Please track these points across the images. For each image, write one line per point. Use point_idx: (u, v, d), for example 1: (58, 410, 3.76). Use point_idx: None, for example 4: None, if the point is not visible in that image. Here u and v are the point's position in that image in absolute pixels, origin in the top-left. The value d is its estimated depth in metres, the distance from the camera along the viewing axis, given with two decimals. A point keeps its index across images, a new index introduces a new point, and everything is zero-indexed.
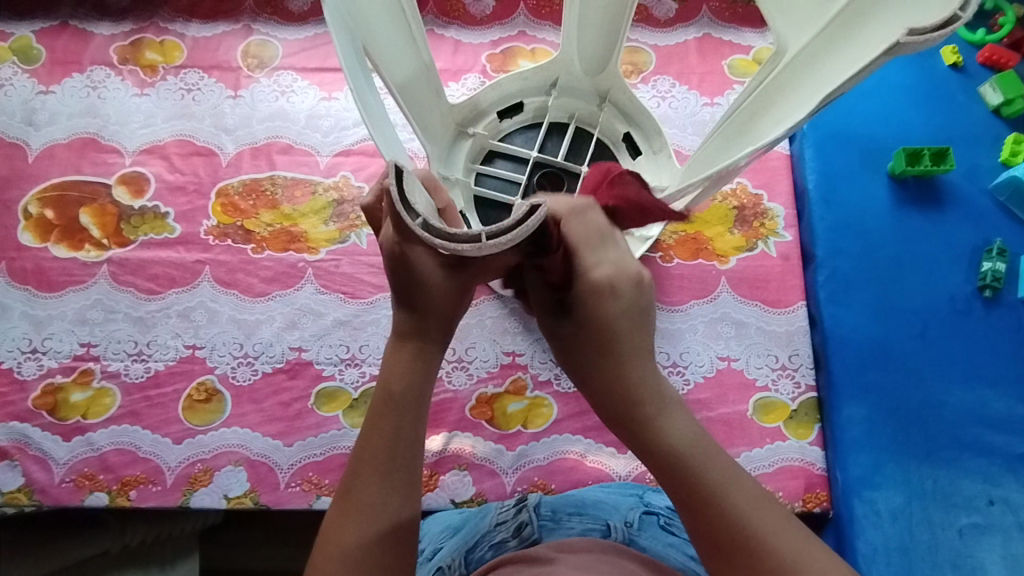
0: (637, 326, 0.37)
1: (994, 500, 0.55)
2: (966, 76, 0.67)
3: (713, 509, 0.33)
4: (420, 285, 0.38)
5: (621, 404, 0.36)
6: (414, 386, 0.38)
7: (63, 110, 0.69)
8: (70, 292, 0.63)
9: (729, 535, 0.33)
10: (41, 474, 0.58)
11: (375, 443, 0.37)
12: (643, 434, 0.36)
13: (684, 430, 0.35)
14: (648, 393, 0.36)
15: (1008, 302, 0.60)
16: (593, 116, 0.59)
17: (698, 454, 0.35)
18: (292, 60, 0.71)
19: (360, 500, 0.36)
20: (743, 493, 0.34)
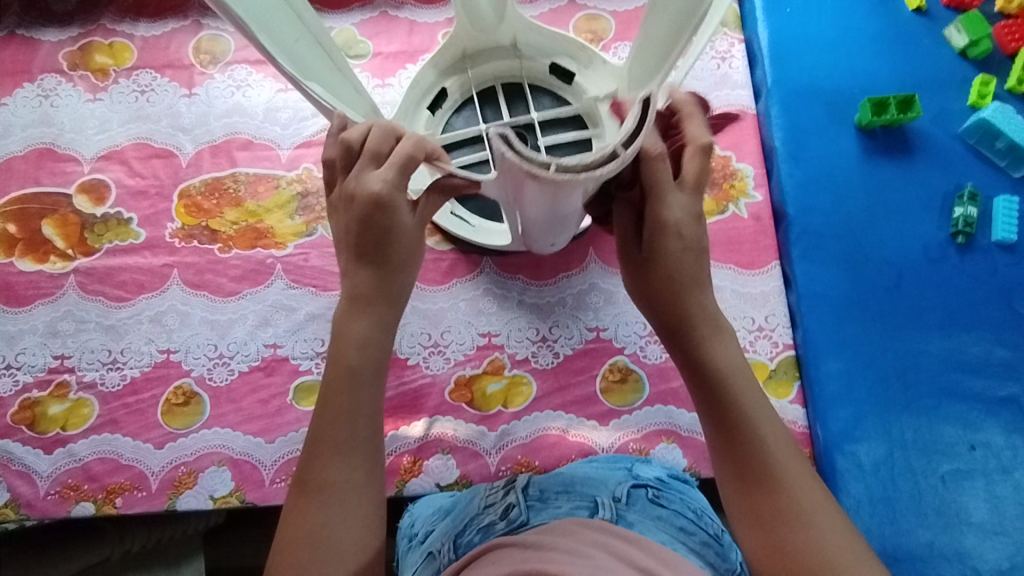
0: (698, 261, 0.44)
1: (975, 445, 0.55)
2: (931, 20, 0.66)
3: (749, 427, 0.40)
4: (367, 237, 0.43)
5: (674, 312, 0.44)
6: (371, 358, 0.43)
7: (18, 121, 0.68)
8: (39, 305, 0.63)
9: (755, 454, 0.40)
10: (27, 488, 0.58)
11: (332, 417, 0.41)
12: (698, 347, 0.43)
13: (732, 355, 0.43)
14: (722, 347, 0.43)
15: (982, 246, 0.60)
16: (517, 71, 0.57)
17: (741, 381, 0.42)
18: (246, 52, 0.69)
19: (324, 479, 0.40)
20: (776, 436, 0.40)
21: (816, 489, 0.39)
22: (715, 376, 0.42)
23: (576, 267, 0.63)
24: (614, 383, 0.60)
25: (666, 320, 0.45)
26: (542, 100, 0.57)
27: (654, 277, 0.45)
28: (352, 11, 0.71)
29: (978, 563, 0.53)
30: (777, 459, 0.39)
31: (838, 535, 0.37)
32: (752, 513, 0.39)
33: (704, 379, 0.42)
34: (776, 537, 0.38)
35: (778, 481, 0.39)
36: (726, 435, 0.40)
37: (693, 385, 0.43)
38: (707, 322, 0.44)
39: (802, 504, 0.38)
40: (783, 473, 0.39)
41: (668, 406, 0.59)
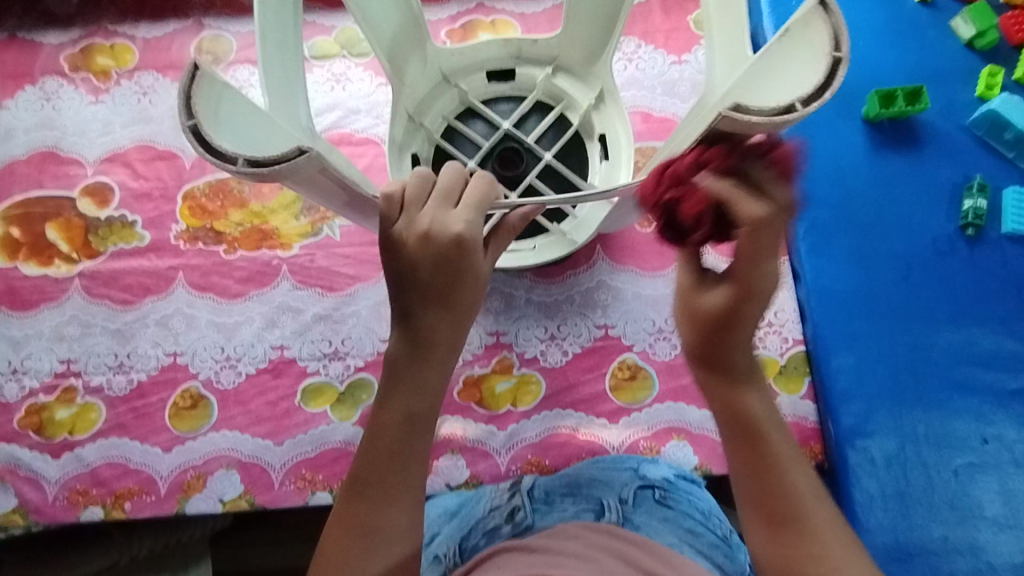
0: (756, 302, 0.39)
1: (987, 438, 0.55)
2: (937, 11, 0.65)
3: (776, 482, 0.39)
4: (426, 273, 0.41)
5: (714, 354, 0.41)
6: (416, 406, 0.42)
7: (20, 125, 0.68)
8: (44, 309, 0.62)
9: (789, 507, 0.39)
10: (35, 493, 0.58)
11: (376, 459, 0.41)
12: (729, 392, 0.42)
13: (762, 399, 0.42)
14: (755, 399, 0.41)
15: (991, 238, 0.59)
16: (463, 97, 0.58)
17: (772, 428, 0.41)
18: (248, 52, 0.69)
19: (371, 524, 0.40)
20: (806, 488, 0.39)
21: (844, 541, 0.38)
22: (748, 421, 0.41)
23: (584, 265, 0.62)
24: (624, 380, 0.59)
25: (711, 370, 0.42)
26: (499, 107, 0.59)
27: (695, 316, 0.41)
28: None
29: (992, 558, 0.52)
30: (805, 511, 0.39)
31: None
32: (780, 569, 0.38)
33: (740, 424, 0.41)
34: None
35: (806, 531, 0.38)
36: (752, 484, 0.40)
37: (727, 432, 0.42)
38: (747, 372, 0.42)
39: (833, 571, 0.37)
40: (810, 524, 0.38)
41: (678, 403, 0.59)
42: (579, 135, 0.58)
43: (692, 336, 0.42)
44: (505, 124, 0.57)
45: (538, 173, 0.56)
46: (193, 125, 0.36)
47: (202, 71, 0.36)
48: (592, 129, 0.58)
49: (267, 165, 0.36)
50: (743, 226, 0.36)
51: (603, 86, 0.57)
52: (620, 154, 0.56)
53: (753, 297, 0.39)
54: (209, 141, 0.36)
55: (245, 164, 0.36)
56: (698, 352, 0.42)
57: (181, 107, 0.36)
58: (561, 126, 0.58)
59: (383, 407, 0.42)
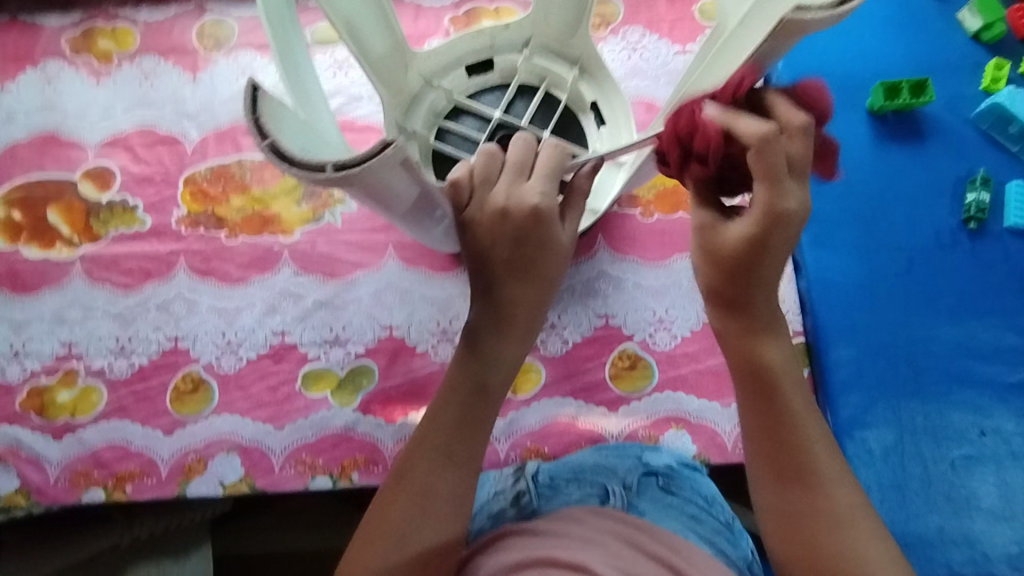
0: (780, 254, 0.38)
1: (985, 431, 0.55)
2: (944, 3, 0.65)
3: (789, 427, 0.40)
4: (503, 249, 0.43)
5: (735, 296, 0.40)
6: (478, 379, 0.43)
7: (21, 107, 0.67)
8: (46, 292, 0.63)
9: (794, 451, 0.39)
10: (36, 475, 0.58)
11: (439, 431, 0.43)
12: (748, 339, 0.41)
13: (782, 348, 0.41)
14: (773, 350, 0.41)
15: (993, 232, 0.59)
16: (449, 96, 0.58)
17: (787, 381, 0.40)
18: (249, 37, 0.69)
19: (427, 492, 0.41)
20: (816, 436, 0.40)
21: (853, 496, 0.39)
22: (763, 366, 0.40)
23: (585, 254, 0.62)
24: (623, 369, 0.60)
25: (728, 311, 0.41)
26: (484, 99, 0.59)
27: (712, 252, 0.39)
28: None
29: (987, 548, 0.53)
30: (816, 457, 0.39)
31: (871, 550, 0.38)
32: (779, 515, 0.40)
33: (752, 367, 0.41)
34: (807, 539, 0.39)
35: (814, 480, 0.39)
36: (767, 434, 0.40)
37: (744, 381, 0.41)
38: (768, 322, 0.41)
39: (836, 520, 0.38)
40: (819, 476, 0.39)
41: (676, 392, 0.59)
42: (570, 111, 0.59)
43: (712, 277, 0.40)
44: (494, 114, 0.56)
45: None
46: (269, 143, 0.35)
47: (262, 88, 0.35)
48: (582, 103, 0.58)
49: (353, 165, 0.35)
50: (749, 146, 0.35)
51: (583, 57, 0.57)
52: (615, 127, 0.57)
53: (785, 220, 0.36)
54: (290, 156, 0.35)
55: (334, 168, 0.35)
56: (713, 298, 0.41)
57: (253, 129, 0.35)
58: (549, 108, 0.59)
59: (455, 378, 0.44)
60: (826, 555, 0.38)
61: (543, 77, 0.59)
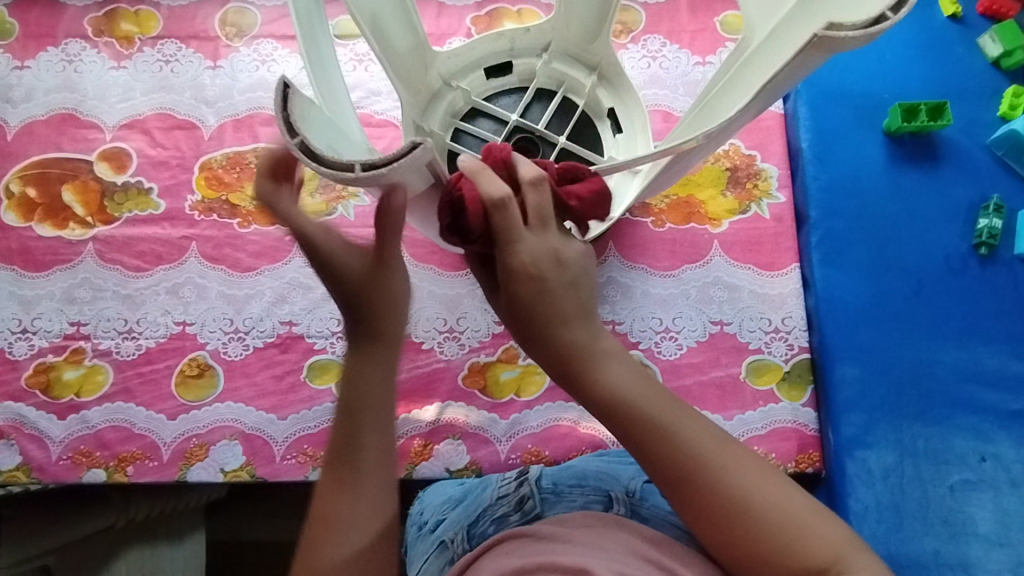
0: (571, 288, 0.41)
1: (986, 456, 0.56)
2: (965, 27, 0.65)
3: (664, 446, 0.38)
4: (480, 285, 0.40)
5: (555, 339, 0.41)
6: (368, 370, 0.42)
7: (41, 85, 0.67)
8: (57, 271, 0.63)
9: (678, 469, 0.38)
10: (39, 452, 0.59)
11: (341, 449, 0.41)
12: (588, 377, 0.40)
13: (622, 372, 0.41)
14: (613, 369, 0.41)
15: (1004, 258, 0.60)
16: (466, 97, 0.58)
17: (640, 399, 0.40)
18: (272, 27, 0.69)
19: (336, 517, 0.40)
20: (688, 435, 0.39)
21: (744, 474, 0.38)
22: (608, 395, 0.40)
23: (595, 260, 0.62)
24: None
25: (558, 358, 0.41)
26: (501, 102, 0.59)
27: (520, 308, 0.41)
28: None
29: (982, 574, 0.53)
30: (701, 456, 0.38)
31: (783, 510, 0.37)
32: (706, 520, 0.38)
33: (608, 403, 0.40)
34: (729, 534, 0.37)
35: (696, 481, 0.38)
36: (642, 459, 0.39)
37: (607, 422, 0.41)
38: (588, 349, 0.41)
39: (741, 499, 0.37)
40: (707, 466, 0.38)
41: None
42: (587, 117, 0.59)
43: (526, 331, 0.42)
44: (512, 118, 0.57)
45: (556, 159, 0.56)
46: (299, 142, 0.34)
47: (291, 88, 0.35)
48: (598, 110, 0.59)
49: (384, 164, 0.34)
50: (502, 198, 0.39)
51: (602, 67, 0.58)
52: (630, 136, 0.57)
53: (563, 260, 0.41)
54: (319, 155, 0.34)
55: (363, 169, 0.34)
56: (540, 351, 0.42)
57: (283, 129, 0.34)
58: (566, 113, 0.59)
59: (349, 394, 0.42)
60: (750, 542, 0.37)
61: (562, 82, 0.59)
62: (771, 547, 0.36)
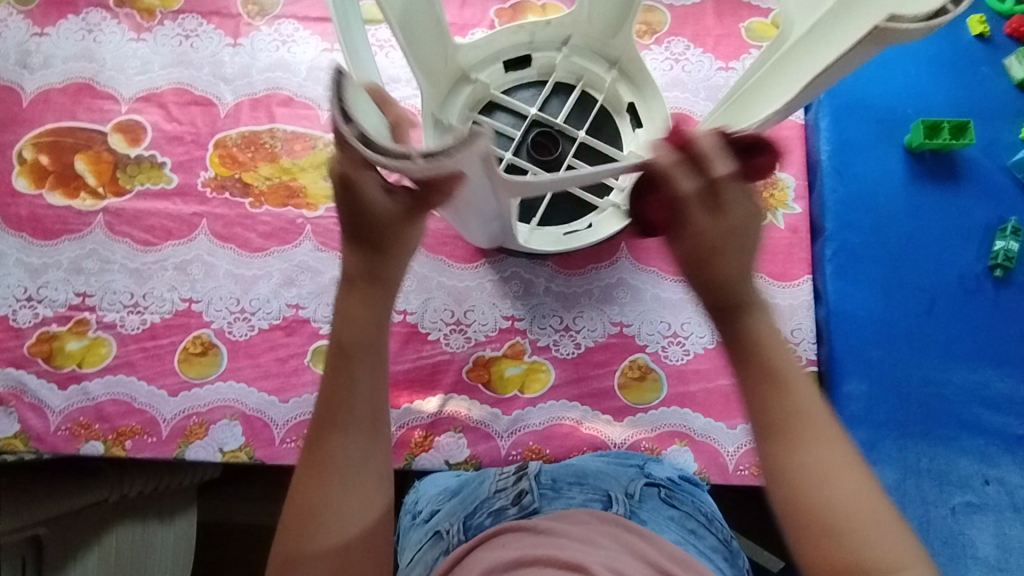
0: (738, 245, 0.40)
1: (989, 480, 0.55)
2: (992, 47, 0.64)
3: (787, 403, 0.37)
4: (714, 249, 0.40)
5: (720, 289, 0.40)
6: (358, 343, 0.41)
7: (59, 53, 0.67)
8: (66, 241, 0.62)
9: (784, 420, 0.37)
10: (38, 421, 0.58)
11: (324, 426, 0.40)
12: (733, 318, 0.39)
13: (765, 323, 0.39)
14: (755, 323, 0.39)
15: (1018, 282, 0.59)
16: (485, 91, 0.57)
17: (782, 356, 0.38)
18: (294, 7, 0.68)
19: (318, 498, 0.39)
20: (811, 403, 0.38)
21: (841, 456, 0.36)
22: (748, 341, 0.39)
23: (606, 260, 0.62)
24: (633, 379, 0.59)
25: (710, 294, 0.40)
26: (520, 96, 0.59)
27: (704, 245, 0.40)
28: None
29: None
30: (807, 427, 0.37)
31: (860, 503, 0.35)
32: (786, 480, 0.36)
33: (743, 344, 0.39)
34: (809, 507, 0.35)
35: (797, 441, 0.36)
36: (756, 404, 0.38)
37: (737, 362, 0.39)
38: (746, 295, 0.39)
39: (822, 477, 0.36)
40: (803, 438, 0.37)
41: (683, 408, 0.58)
42: (607, 111, 0.59)
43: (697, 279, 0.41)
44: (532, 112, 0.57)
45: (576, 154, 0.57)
46: (355, 130, 0.35)
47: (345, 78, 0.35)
48: (619, 104, 0.58)
49: (444, 153, 0.34)
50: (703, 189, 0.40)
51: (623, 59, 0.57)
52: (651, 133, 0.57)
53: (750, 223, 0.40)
54: (376, 144, 0.35)
55: (419, 158, 0.34)
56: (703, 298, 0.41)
57: (339, 118, 0.35)
58: (585, 110, 0.59)
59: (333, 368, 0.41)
60: (818, 518, 0.35)
61: (581, 77, 0.59)
62: (837, 538, 0.35)
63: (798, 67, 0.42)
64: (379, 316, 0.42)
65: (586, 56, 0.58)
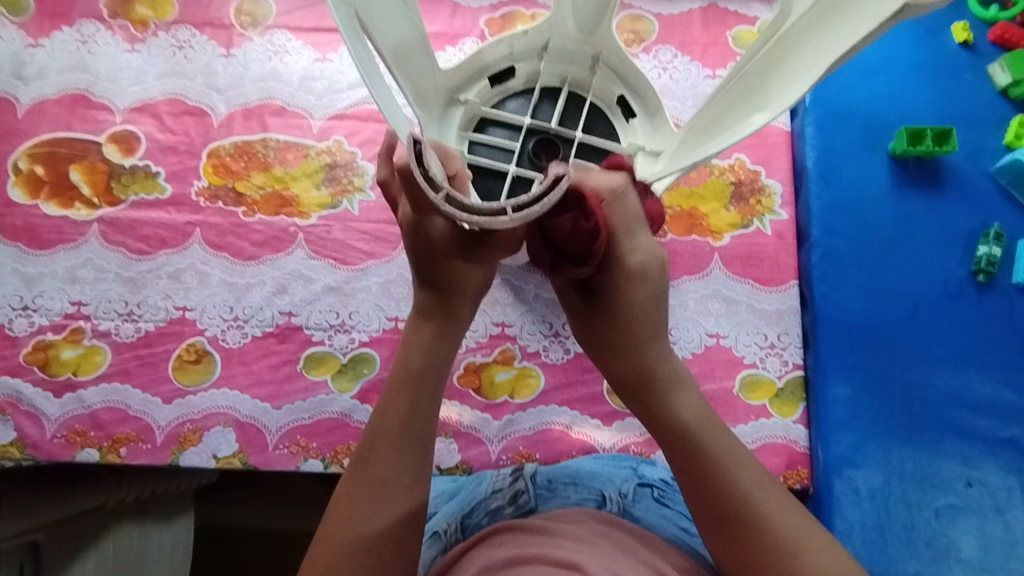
0: (656, 313, 0.43)
1: (972, 482, 0.56)
2: (975, 54, 0.65)
3: (722, 485, 0.40)
4: (648, 312, 0.43)
5: (636, 372, 0.43)
6: (431, 368, 0.43)
7: (53, 65, 0.68)
8: (61, 250, 0.63)
9: (729, 510, 0.40)
10: (34, 429, 0.59)
11: (388, 422, 0.42)
12: (657, 407, 0.43)
13: (691, 404, 0.42)
14: (686, 409, 0.42)
15: (1001, 287, 0.60)
16: (474, 109, 0.57)
17: (707, 432, 0.41)
18: (286, 18, 0.69)
19: (374, 478, 0.41)
20: (744, 470, 0.41)
21: (792, 516, 0.40)
22: (678, 425, 0.42)
23: None
24: None
25: (634, 391, 0.43)
26: (509, 106, 0.58)
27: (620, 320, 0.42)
28: None
29: None
30: (753, 501, 0.40)
31: (827, 556, 0.38)
32: (747, 561, 0.39)
33: (677, 436, 0.42)
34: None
35: (752, 523, 0.39)
36: (697, 489, 0.41)
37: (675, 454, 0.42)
38: (667, 377, 0.43)
39: (785, 550, 0.38)
40: (754, 513, 0.39)
41: None
42: (597, 105, 0.59)
43: (621, 366, 0.44)
44: (525, 120, 0.56)
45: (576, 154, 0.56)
46: (444, 195, 0.36)
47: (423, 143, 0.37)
48: (608, 97, 0.59)
49: (532, 204, 0.36)
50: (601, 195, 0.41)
51: (603, 54, 0.57)
52: (645, 119, 0.58)
53: (651, 272, 0.42)
54: (468, 206, 0.36)
55: (514, 211, 0.37)
56: (617, 376, 0.44)
57: (424, 182, 0.36)
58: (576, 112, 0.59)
59: (399, 372, 0.43)
60: None
61: (565, 78, 0.59)
62: None
63: (787, 65, 0.42)
64: (442, 351, 0.44)
65: (569, 61, 0.58)
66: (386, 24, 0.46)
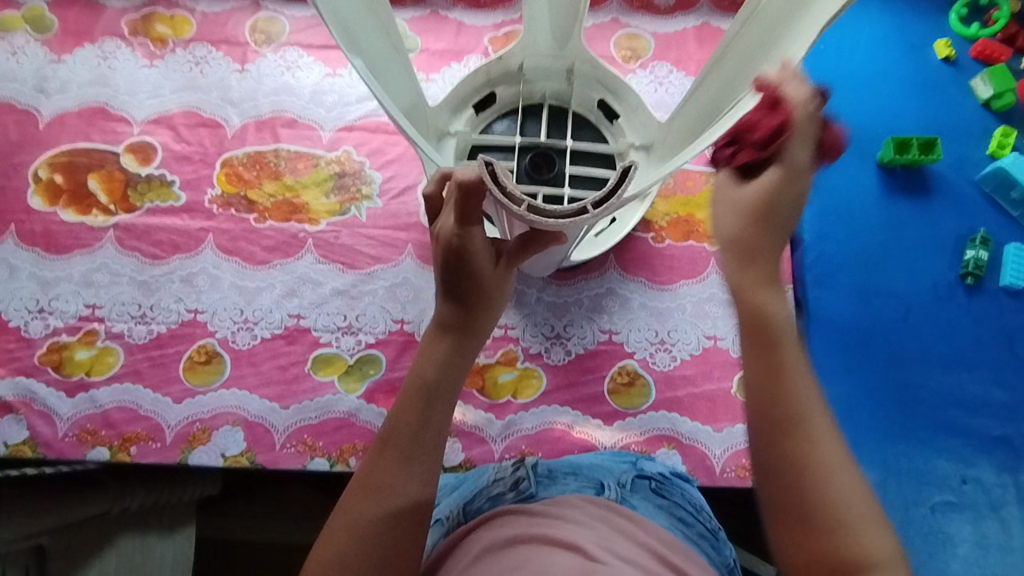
0: (788, 211, 0.41)
1: (966, 479, 0.57)
2: (958, 69, 0.68)
3: (789, 383, 0.38)
4: (783, 208, 0.41)
5: (744, 246, 0.41)
6: (447, 379, 0.44)
7: (75, 79, 0.71)
8: (77, 255, 0.65)
9: (788, 411, 0.37)
10: (46, 428, 0.60)
11: (402, 425, 0.43)
12: (751, 288, 0.41)
13: (780, 301, 0.40)
14: (774, 302, 0.40)
15: (989, 290, 0.62)
16: (466, 139, 0.58)
17: (786, 331, 0.40)
18: (299, 36, 0.72)
19: (384, 475, 0.41)
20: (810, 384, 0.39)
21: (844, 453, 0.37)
22: (764, 313, 0.40)
23: (595, 271, 0.65)
24: (622, 385, 0.62)
25: (742, 252, 0.42)
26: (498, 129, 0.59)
27: (761, 224, 0.41)
28: (405, 7, 0.74)
29: None
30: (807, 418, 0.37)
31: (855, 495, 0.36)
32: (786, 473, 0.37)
33: (758, 319, 0.40)
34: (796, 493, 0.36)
35: (807, 434, 0.37)
36: (763, 370, 0.39)
37: (745, 333, 0.40)
38: (772, 263, 0.42)
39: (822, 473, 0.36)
40: (809, 427, 0.37)
41: (671, 412, 0.61)
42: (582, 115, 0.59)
43: (740, 224, 0.42)
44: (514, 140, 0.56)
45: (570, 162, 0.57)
46: (526, 207, 0.39)
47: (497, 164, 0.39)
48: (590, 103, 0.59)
49: (614, 195, 0.39)
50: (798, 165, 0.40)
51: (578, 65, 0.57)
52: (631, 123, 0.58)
53: (800, 178, 0.40)
54: (548, 212, 0.40)
55: (595, 207, 0.40)
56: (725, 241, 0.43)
57: (505, 199, 0.39)
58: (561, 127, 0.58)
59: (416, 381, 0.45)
60: (822, 508, 0.36)
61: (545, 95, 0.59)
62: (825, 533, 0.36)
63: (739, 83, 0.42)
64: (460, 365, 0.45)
65: (546, 78, 0.58)
66: (369, 38, 0.44)
